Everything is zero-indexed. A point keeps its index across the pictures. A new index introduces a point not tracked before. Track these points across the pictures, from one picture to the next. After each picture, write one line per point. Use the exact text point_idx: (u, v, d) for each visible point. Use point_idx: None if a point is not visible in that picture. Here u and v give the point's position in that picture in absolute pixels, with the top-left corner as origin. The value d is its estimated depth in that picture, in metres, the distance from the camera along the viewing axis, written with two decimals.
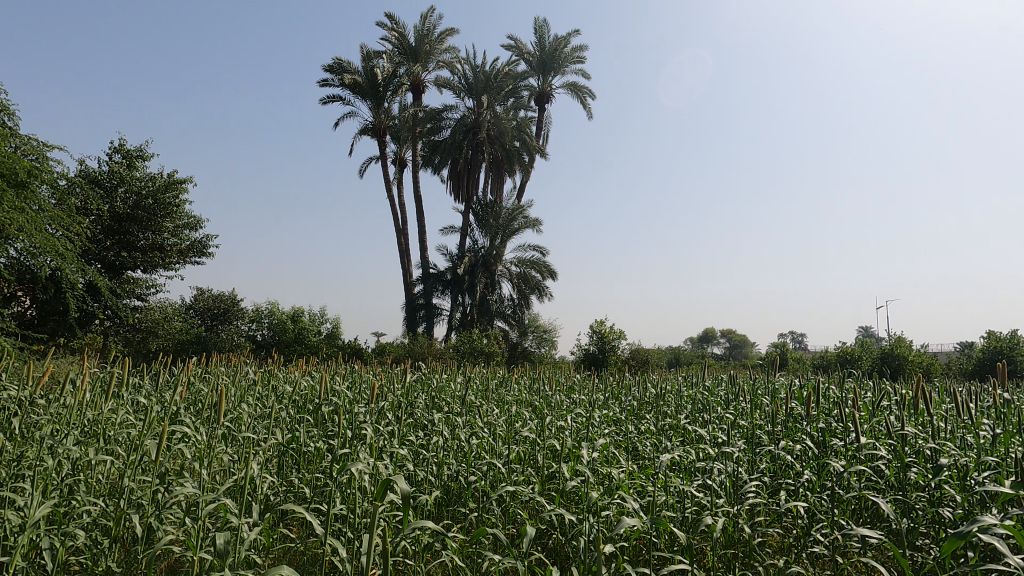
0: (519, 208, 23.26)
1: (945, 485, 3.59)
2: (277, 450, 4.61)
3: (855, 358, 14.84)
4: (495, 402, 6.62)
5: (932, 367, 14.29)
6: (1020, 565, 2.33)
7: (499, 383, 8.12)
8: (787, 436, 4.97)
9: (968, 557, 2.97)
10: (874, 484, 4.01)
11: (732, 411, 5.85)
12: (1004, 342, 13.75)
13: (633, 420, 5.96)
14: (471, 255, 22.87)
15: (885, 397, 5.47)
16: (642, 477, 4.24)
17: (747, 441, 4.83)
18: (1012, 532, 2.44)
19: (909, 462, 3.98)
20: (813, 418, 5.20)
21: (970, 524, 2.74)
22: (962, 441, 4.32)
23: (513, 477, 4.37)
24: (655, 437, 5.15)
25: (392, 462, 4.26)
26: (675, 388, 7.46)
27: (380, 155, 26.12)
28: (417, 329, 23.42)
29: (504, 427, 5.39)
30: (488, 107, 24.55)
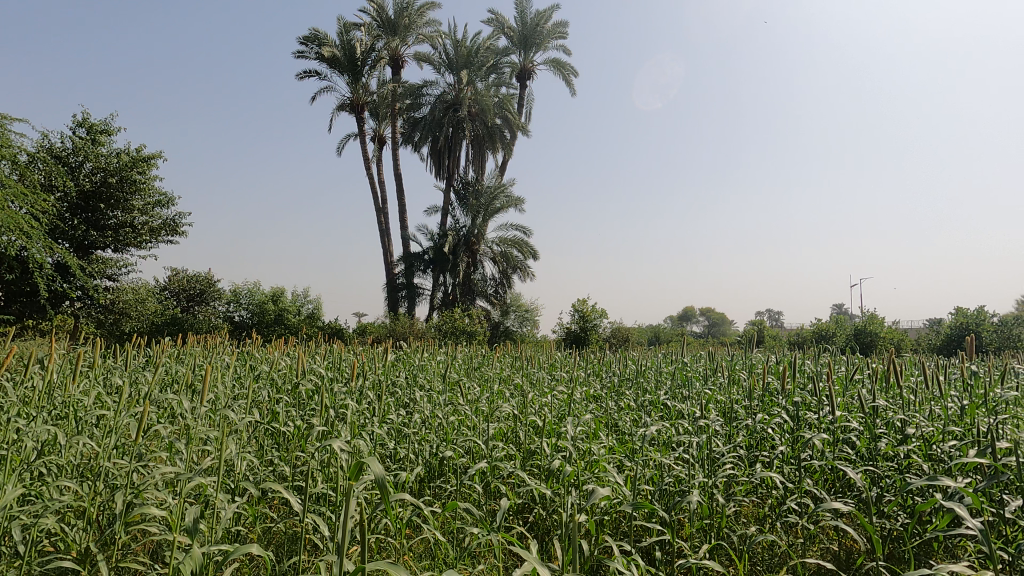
0: (501, 186, 23.01)
1: (913, 455, 3.74)
2: (258, 430, 4.59)
3: (830, 335, 15.22)
4: (477, 379, 6.70)
5: (902, 342, 14.72)
6: (977, 527, 2.46)
7: (481, 361, 8.19)
8: (763, 410, 5.11)
9: (931, 521, 3.12)
10: (846, 455, 4.13)
11: (711, 386, 6.00)
12: (971, 318, 14.18)
13: (613, 396, 6.08)
14: (453, 233, 22.69)
15: (859, 370, 5.64)
16: (622, 451, 4.32)
17: (725, 415, 4.99)
18: (972, 494, 2.56)
19: (880, 433, 4.06)
20: (790, 391, 5.32)
21: (934, 491, 2.85)
22: (930, 412, 4.51)
23: (494, 452, 4.41)
24: (635, 413, 5.24)
25: (372, 441, 4.28)
26: (655, 364, 7.60)
27: (359, 132, 25.69)
28: (399, 309, 23.31)
29: (484, 403, 5.46)
30: (469, 83, 23.98)
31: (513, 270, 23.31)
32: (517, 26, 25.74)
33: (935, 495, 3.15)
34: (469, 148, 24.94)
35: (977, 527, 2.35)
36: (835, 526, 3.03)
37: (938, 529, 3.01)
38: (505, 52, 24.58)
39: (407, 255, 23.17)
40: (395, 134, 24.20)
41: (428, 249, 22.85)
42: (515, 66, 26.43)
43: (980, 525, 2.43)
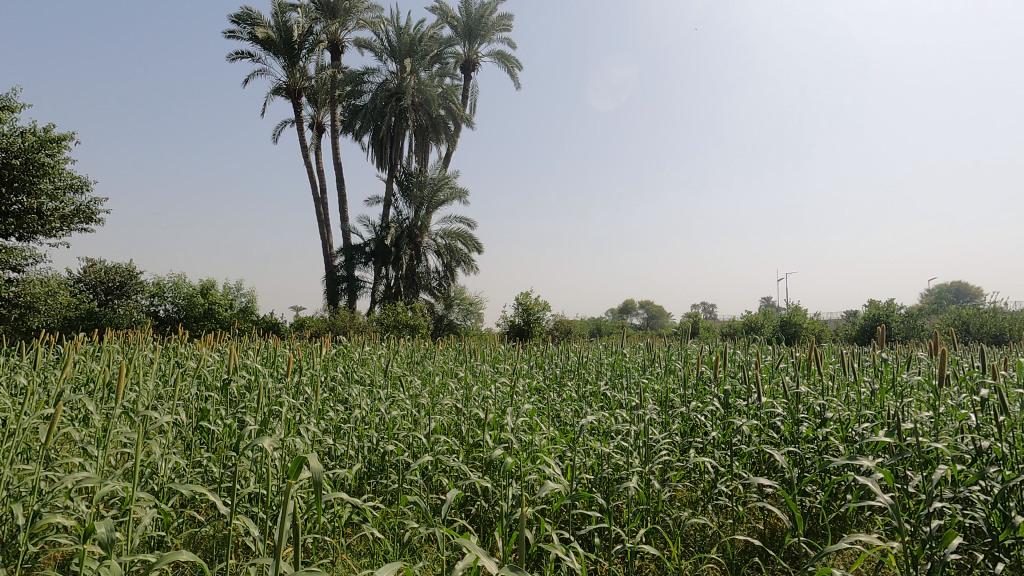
0: (444, 178, 22.75)
1: (830, 437, 4.01)
2: (184, 431, 4.33)
3: (759, 326, 16.08)
4: (420, 374, 6.63)
5: (823, 333, 15.76)
6: (887, 501, 2.66)
7: (424, 355, 8.10)
8: (697, 398, 5.34)
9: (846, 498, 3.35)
10: (772, 439, 4.38)
11: (649, 376, 6.20)
12: (882, 310, 15.36)
13: (555, 388, 6.16)
14: (395, 225, 22.24)
15: (784, 359, 5.99)
16: (563, 442, 4.39)
17: (662, 404, 5.17)
18: (883, 471, 2.76)
19: (801, 418, 4.33)
20: (721, 380, 5.59)
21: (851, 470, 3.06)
22: (846, 397, 4.85)
23: (436, 447, 4.37)
24: (577, 403, 5.35)
25: (309, 438, 4.14)
26: (596, 356, 7.77)
27: (296, 118, 24.70)
28: (339, 302, 22.65)
29: (426, 397, 5.40)
30: (412, 72, 23.50)
31: (457, 263, 23.15)
32: (462, 16, 25.46)
33: (851, 473, 3.38)
34: (412, 139, 24.50)
35: (887, 503, 2.53)
36: (761, 506, 3.20)
37: (853, 505, 3.23)
38: (449, 42, 24.27)
39: (348, 246, 22.53)
40: (335, 121, 23.42)
41: (369, 241, 22.30)
42: (459, 57, 26.16)
43: (889, 500, 2.63)
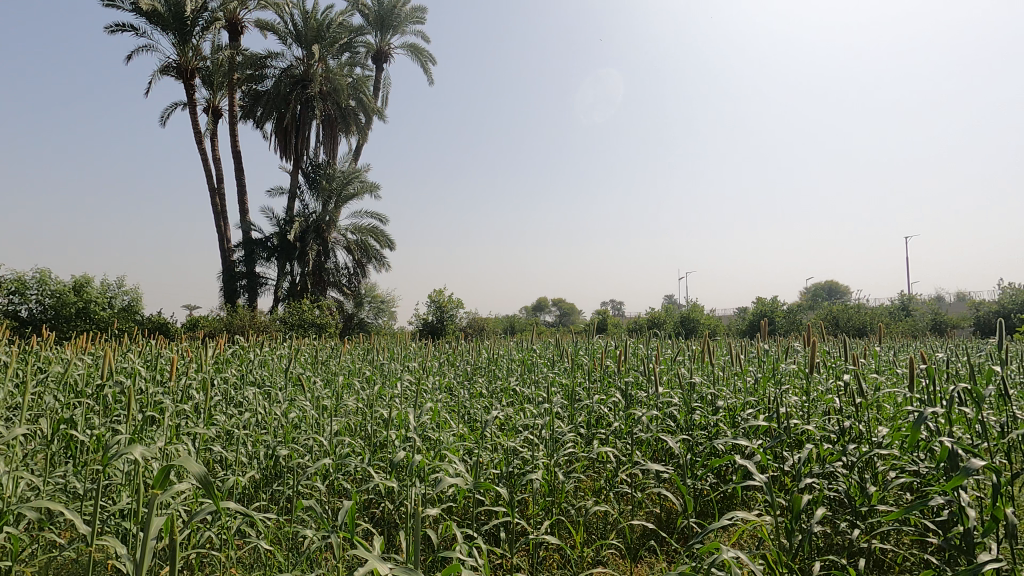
0: (355, 171, 21.97)
1: (719, 424, 4.32)
2: (43, 444, 3.85)
3: (661, 322, 17.04)
4: (325, 374, 6.36)
5: (718, 328, 17.02)
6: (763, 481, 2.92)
7: (330, 355, 7.78)
8: (601, 391, 5.55)
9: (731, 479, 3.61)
10: (668, 428, 4.65)
11: (557, 371, 6.36)
12: (768, 306, 16.85)
13: (466, 385, 6.15)
14: (301, 219, 21.16)
15: (681, 352, 6.38)
16: (471, 438, 4.39)
17: (568, 398, 5.32)
18: (761, 453, 3.00)
19: (694, 407, 4.63)
20: (623, 373, 5.83)
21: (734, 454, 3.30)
22: (734, 386, 5.25)
23: (339, 450, 4.20)
24: (486, 399, 5.37)
25: (196, 446, 3.83)
26: (507, 353, 7.85)
27: (188, 101, 22.77)
28: (238, 300, 21.17)
29: (330, 398, 5.19)
30: (320, 59, 22.45)
31: (368, 259, 22.46)
32: (373, 5, 24.69)
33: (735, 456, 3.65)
34: (319, 129, 23.41)
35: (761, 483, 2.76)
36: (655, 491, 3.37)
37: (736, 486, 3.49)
38: (359, 31, 23.45)
39: (247, 241, 21.13)
40: (233, 106, 21.85)
41: (272, 235, 21.05)
42: (371, 47, 25.36)
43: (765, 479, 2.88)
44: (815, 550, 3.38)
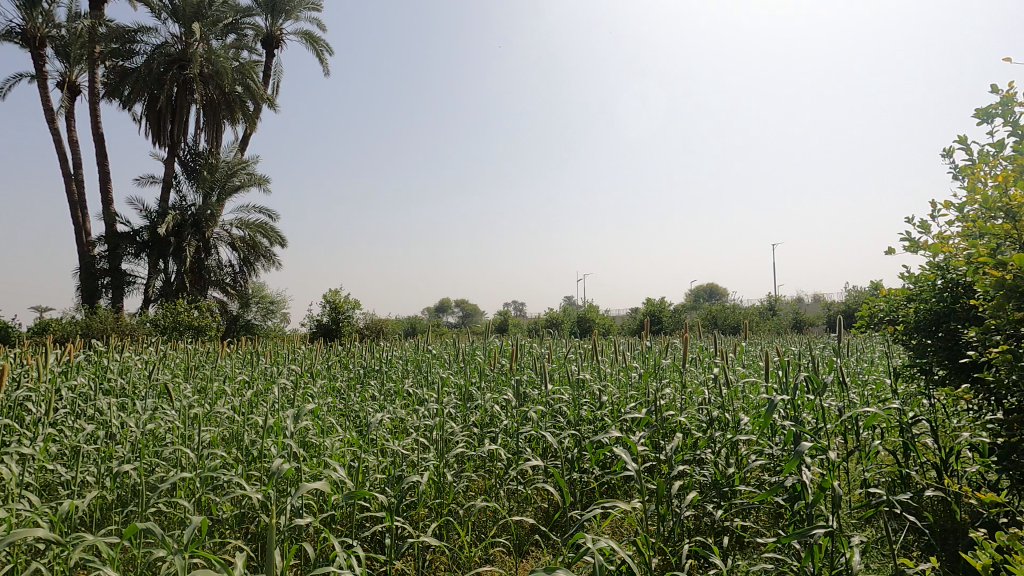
0: (241, 162, 20.44)
1: (604, 418, 4.51)
2: None
3: (559, 322, 17.61)
4: (197, 381, 5.84)
5: (612, 327, 17.90)
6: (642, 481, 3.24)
7: (206, 359, 7.16)
8: (494, 390, 5.59)
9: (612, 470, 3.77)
10: (558, 423, 4.77)
11: (451, 371, 6.32)
12: (656, 306, 18.02)
13: (356, 388, 5.93)
14: (177, 212, 19.31)
15: (573, 350, 6.59)
16: (359, 443, 4.22)
17: (462, 398, 5.30)
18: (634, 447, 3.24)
19: (582, 403, 4.80)
20: (517, 372, 5.92)
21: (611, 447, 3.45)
22: (620, 381, 5.52)
23: (209, 463, 3.87)
24: (377, 402, 5.20)
25: (27, 468, 3.34)
26: (402, 354, 7.68)
27: (36, 73, 19.93)
28: (99, 301, 18.88)
29: (201, 407, 4.76)
30: (200, 39, 20.63)
31: (256, 257, 20.98)
32: None
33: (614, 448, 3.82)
34: (199, 114, 21.50)
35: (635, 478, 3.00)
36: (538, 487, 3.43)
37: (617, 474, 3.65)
38: (247, 12, 21.85)
39: (112, 234, 18.91)
40: (94, 83, 19.46)
41: (142, 229, 19.03)
42: (260, 30, 23.75)
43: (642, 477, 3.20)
44: (686, 532, 3.62)
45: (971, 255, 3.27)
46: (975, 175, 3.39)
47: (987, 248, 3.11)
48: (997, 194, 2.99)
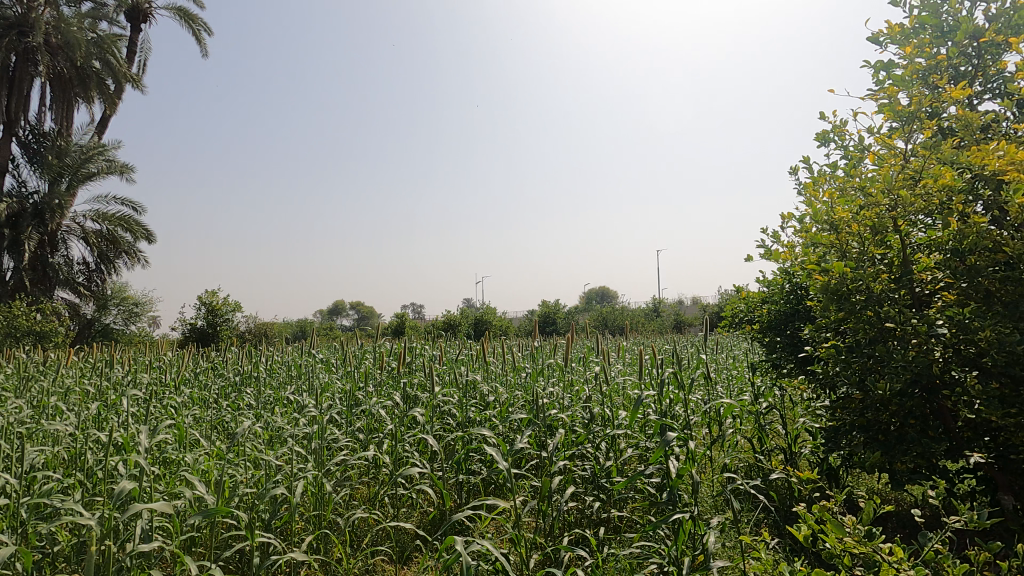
0: (98, 148, 18.18)
1: (491, 418, 4.54)
2: None
3: (456, 324, 17.58)
4: (33, 394, 5.10)
5: (508, 329, 18.19)
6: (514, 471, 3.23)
7: (46, 370, 6.27)
8: (382, 394, 5.44)
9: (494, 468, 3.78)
10: (447, 426, 4.74)
11: (337, 375, 6.07)
12: (551, 308, 18.59)
13: (229, 396, 5.49)
14: (15, 200, 16.73)
15: (464, 350, 6.59)
16: (227, 456, 3.89)
17: (346, 403, 5.09)
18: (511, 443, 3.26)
19: (470, 404, 4.80)
20: (406, 374, 5.81)
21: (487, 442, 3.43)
22: (509, 381, 5.60)
23: (39, 488, 3.37)
24: (251, 412, 4.85)
25: None
26: (284, 359, 7.25)
27: None
28: None
29: (32, 424, 4.14)
30: (47, 3, 18.06)
31: (116, 254, 18.74)
32: None
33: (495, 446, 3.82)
34: (46, 89, 18.82)
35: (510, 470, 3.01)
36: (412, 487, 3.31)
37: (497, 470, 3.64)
38: None
39: None
40: None
41: None
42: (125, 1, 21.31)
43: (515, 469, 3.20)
44: (566, 524, 3.76)
45: (807, 262, 3.74)
46: (810, 192, 3.89)
47: (818, 255, 3.57)
48: (826, 208, 3.44)
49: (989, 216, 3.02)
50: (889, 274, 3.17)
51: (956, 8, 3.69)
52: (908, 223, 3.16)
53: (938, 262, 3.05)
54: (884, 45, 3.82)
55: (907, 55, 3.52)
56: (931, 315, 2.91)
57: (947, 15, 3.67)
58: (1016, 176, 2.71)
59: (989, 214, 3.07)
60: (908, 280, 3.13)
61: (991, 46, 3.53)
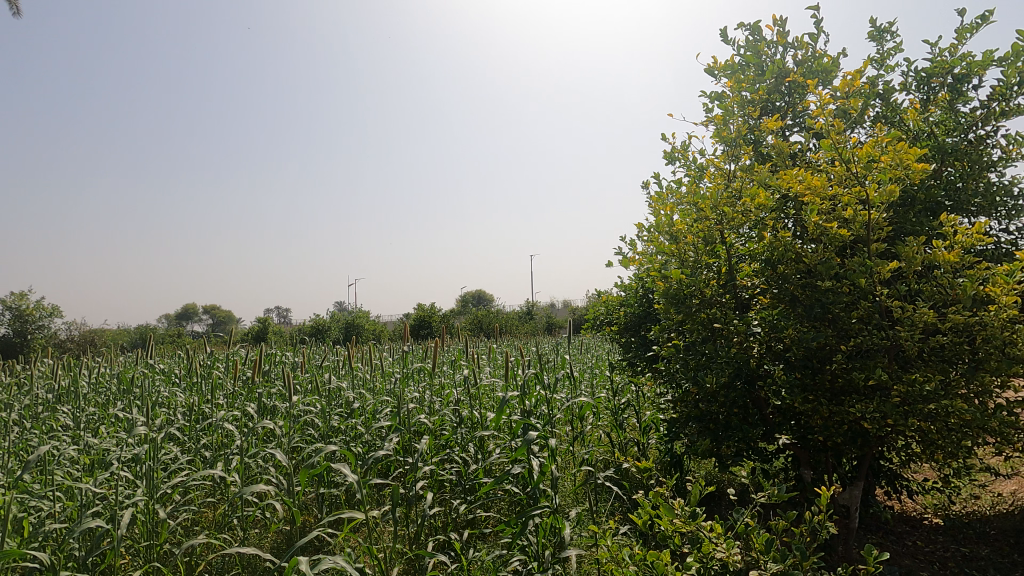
0: None
1: (357, 427, 4.36)
2: None
3: (325, 328, 16.67)
4: None
5: (382, 333, 17.66)
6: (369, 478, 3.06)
7: None
8: (234, 406, 4.97)
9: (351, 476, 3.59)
10: (308, 437, 4.46)
11: (181, 388, 5.43)
12: (426, 311, 18.38)
13: (38, 417, 4.66)
14: None
15: (330, 356, 6.26)
16: (30, 487, 3.28)
17: (190, 418, 4.58)
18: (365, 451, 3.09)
19: (334, 414, 4.56)
20: (263, 384, 5.37)
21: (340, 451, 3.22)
22: (377, 387, 5.41)
23: None
24: (67, 433, 4.16)
25: None
26: (114, 370, 6.33)
27: None
28: None
29: None
30: None
31: None
32: None
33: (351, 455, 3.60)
34: None
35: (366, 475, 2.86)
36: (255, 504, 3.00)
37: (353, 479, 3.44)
38: None
39: None
40: None
41: None
42: None
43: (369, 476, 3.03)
44: (431, 530, 3.72)
45: (653, 269, 4.11)
46: (657, 204, 4.28)
47: (662, 264, 3.94)
48: (668, 221, 3.81)
49: (793, 232, 3.57)
50: (718, 281, 3.60)
51: (771, 51, 4.31)
52: (732, 236, 3.61)
53: (755, 270, 3.52)
54: (717, 77, 4.33)
55: (733, 88, 4.03)
56: (748, 317, 3.36)
57: (765, 56, 4.27)
58: (811, 198, 3.21)
59: (795, 229, 3.61)
60: (733, 286, 3.58)
61: (798, 86, 4.16)
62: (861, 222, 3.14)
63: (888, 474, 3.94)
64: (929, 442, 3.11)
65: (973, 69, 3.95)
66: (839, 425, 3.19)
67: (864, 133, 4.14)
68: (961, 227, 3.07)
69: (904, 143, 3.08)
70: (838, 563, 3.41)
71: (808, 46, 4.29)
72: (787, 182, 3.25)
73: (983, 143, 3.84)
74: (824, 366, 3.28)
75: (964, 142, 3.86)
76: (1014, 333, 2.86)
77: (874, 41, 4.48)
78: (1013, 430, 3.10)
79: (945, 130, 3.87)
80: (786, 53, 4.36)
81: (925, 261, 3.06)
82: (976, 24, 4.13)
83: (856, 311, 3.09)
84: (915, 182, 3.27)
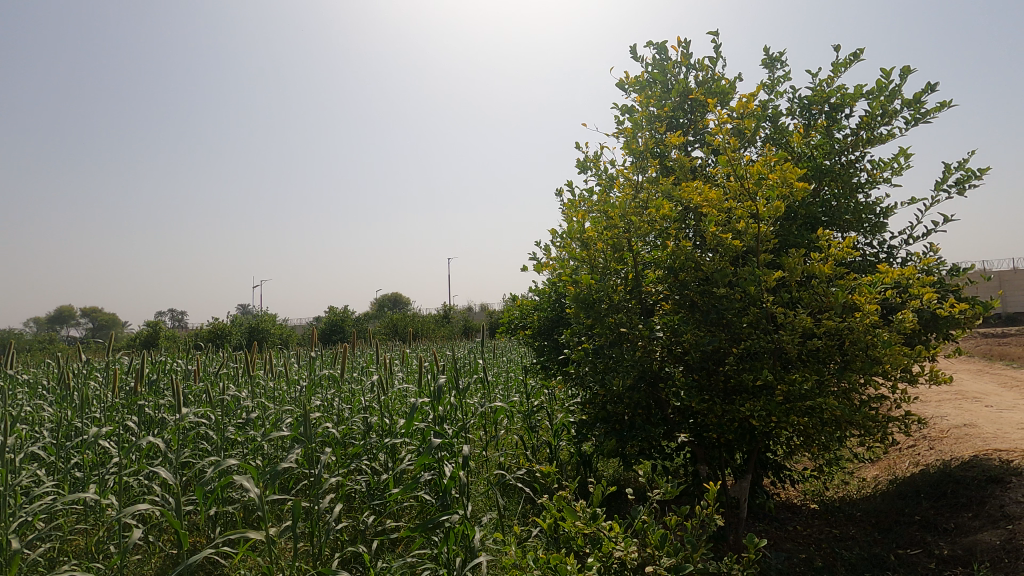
0: None
1: (257, 439, 4.09)
2: None
3: (226, 333, 15.57)
4: None
5: (289, 337, 16.76)
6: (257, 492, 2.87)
7: None
8: (114, 419, 4.51)
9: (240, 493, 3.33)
10: (200, 451, 4.13)
11: (47, 402, 4.84)
12: (339, 315, 17.71)
13: None
14: None
15: (228, 363, 5.85)
16: None
17: (61, 435, 4.09)
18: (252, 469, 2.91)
19: (228, 426, 4.26)
20: (148, 395, 4.91)
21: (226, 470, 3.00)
22: (279, 394, 5.12)
23: None
24: None
25: None
26: None
27: None
28: None
29: None
30: None
31: None
32: None
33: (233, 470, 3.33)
34: None
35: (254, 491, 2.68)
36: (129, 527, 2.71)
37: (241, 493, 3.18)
38: None
39: None
40: None
41: None
42: None
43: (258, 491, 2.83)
44: (337, 545, 3.57)
45: (564, 274, 4.22)
46: (569, 211, 4.41)
47: (572, 269, 4.06)
48: (580, 227, 3.91)
49: (693, 241, 3.79)
50: (625, 287, 3.75)
51: (676, 71, 4.58)
52: (639, 244, 3.76)
53: (659, 277, 3.71)
54: (627, 91, 4.53)
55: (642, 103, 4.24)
56: (652, 322, 3.53)
57: (671, 75, 4.53)
58: (709, 210, 3.43)
59: (694, 239, 3.85)
60: (638, 291, 3.75)
61: (700, 105, 4.44)
62: (752, 234, 3.39)
63: (772, 466, 4.29)
64: (807, 435, 3.42)
65: (846, 100, 4.43)
66: (731, 422, 3.43)
67: (756, 152, 4.51)
68: (834, 240, 3.41)
69: (789, 163, 3.36)
70: (727, 552, 3.67)
71: (708, 69, 4.60)
72: (688, 195, 3.46)
73: (853, 166, 4.31)
74: (719, 367, 3.53)
75: (838, 164, 4.30)
76: (876, 336, 3.21)
77: (766, 68, 4.90)
78: (875, 422, 3.48)
79: (823, 153, 4.29)
80: (689, 73, 4.65)
81: (805, 271, 3.35)
82: (849, 60, 4.63)
83: (747, 316, 3.33)
84: (797, 199, 3.57)
